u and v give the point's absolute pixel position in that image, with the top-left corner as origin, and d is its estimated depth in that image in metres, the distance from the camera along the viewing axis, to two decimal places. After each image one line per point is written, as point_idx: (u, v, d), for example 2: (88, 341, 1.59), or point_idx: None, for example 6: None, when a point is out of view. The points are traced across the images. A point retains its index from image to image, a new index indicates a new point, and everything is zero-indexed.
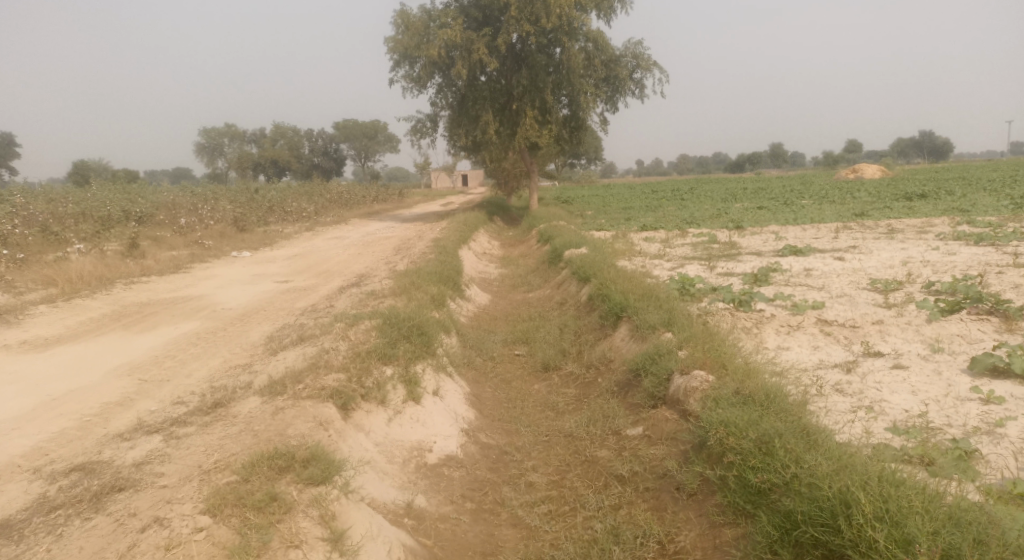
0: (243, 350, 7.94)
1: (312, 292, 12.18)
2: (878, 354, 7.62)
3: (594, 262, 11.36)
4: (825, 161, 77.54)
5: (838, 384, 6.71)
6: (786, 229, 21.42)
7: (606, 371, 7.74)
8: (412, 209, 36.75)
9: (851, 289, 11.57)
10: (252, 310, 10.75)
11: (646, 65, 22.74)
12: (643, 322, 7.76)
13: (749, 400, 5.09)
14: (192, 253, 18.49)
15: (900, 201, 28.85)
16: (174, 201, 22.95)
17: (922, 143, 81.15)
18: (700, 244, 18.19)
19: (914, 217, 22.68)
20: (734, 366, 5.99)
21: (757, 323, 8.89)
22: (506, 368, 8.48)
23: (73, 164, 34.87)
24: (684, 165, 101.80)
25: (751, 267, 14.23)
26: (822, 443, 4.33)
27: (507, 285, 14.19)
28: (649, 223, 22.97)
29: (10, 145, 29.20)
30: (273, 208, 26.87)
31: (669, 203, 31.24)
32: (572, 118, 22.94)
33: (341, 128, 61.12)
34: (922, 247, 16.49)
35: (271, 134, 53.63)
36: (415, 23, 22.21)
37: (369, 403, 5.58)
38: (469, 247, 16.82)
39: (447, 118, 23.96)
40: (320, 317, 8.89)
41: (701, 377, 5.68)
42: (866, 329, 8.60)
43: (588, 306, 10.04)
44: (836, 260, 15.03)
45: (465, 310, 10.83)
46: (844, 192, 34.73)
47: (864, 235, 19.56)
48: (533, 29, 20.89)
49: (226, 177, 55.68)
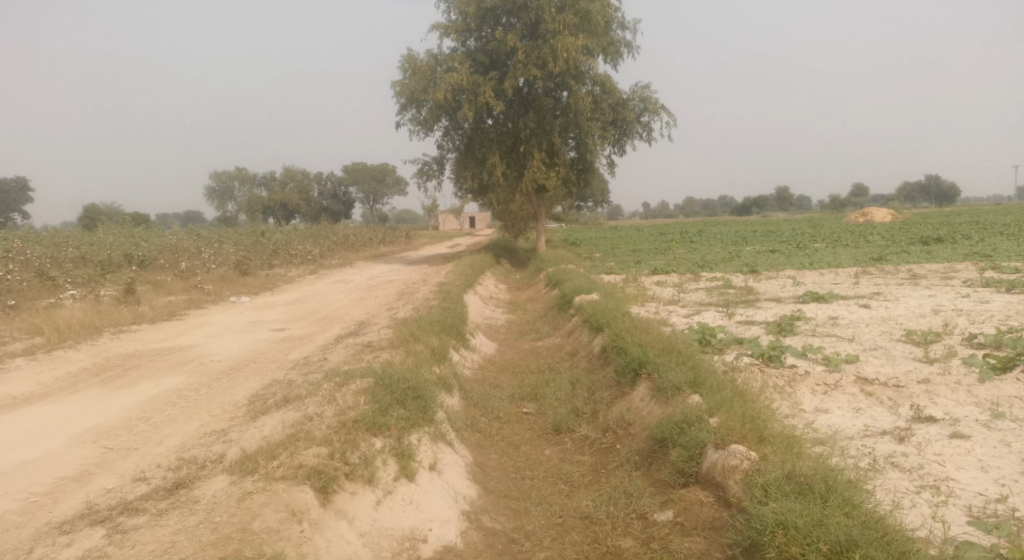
0: (224, 412, 7.17)
1: (308, 343, 11.43)
2: (930, 420, 6.85)
3: (608, 311, 10.60)
4: (833, 203, 77.10)
5: (892, 457, 5.90)
6: (804, 274, 20.66)
7: (626, 436, 6.94)
8: (419, 252, 36.13)
9: (884, 340, 10.76)
10: (242, 363, 9.99)
11: (655, 108, 22.32)
12: (665, 382, 6.97)
13: (806, 490, 4.32)
14: (190, 299, 17.84)
15: (917, 246, 28.11)
16: (176, 244, 22.44)
17: (930, 186, 80.67)
18: (716, 290, 17.44)
19: (936, 263, 21.91)
20: (779, 442, 5.19)
21: (791, 382, 8.08)
22: (513, 431, 7.66)
23: (83, 207, 34.64)
24: (691, 209, 101.60)
25: (773, 315, 13.47)
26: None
27: (515, 333, 13.41)
28: (661, 267, 22.27)
29: (23, 188, 29.00)
30: (277, 251, 26.31)
31: (680, 246, 30.58)
32: (579, 161, 22.46)
33: (350, 172, 61.11)
34: (951, 294, 15.69)
35: (280, 177, 53.54)
36: (422, 67, 21.89)
37: (355, 484, 4.79)
38: (475, 293, 16.10)
39: (454, 161, 23.51)
40: (311, 373, 8.12)
41: (741, 453, 4.89)
42: (912, 389, 7.78)
43: (601, 359, 9.25)
44: (862, 308, 14.25)
45: (470, 362, 10.07)
46: (858, 234, 33.98)
47: (887, 281, 18.77)
48: (540, 72, 20.51)
49: (235, 220, 55.48)
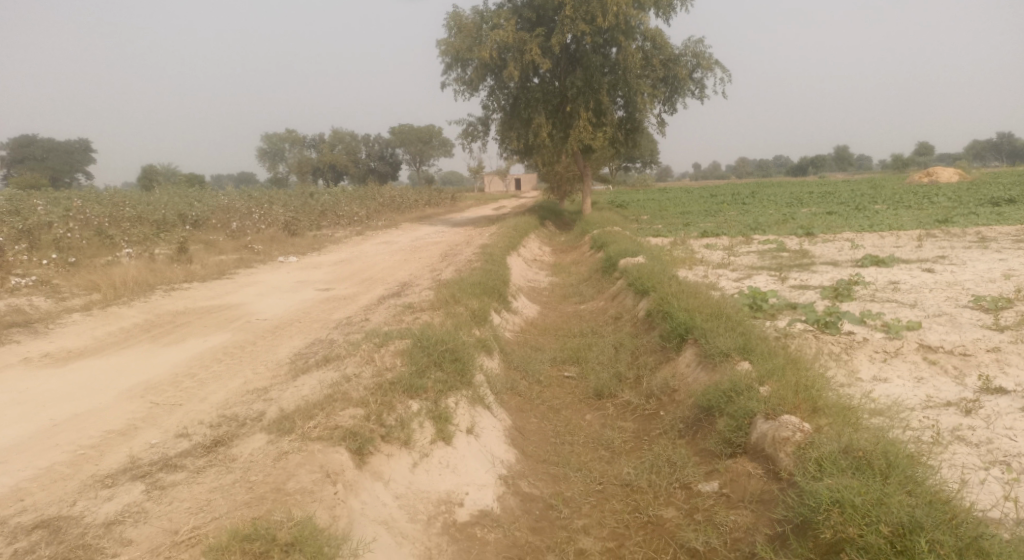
0: (266, 371, 7.18)
1: (352, 303, 11.44)
2: (1000, 391, 6.50)
3: (654, 274, 10.31)
4: (894, 164, 74.04)
5: (957, 431, 5.57)
6: (862, 237, 19.86)
7: (670, 403, 6.74)
8: (465, 214, 36.02)
9: (948, 306, 10.22)
10: (286, 322, 10.03)
11: (708, 64, 21.51)
12: (713, 347, 6.72)
13: (864, 466, 4.08)
14: (239, 258, 18.09)
15: (984, 208, 26.80)
16: (227, 205, 22.76)
17: (999, 145, 76.75)
18: (768, 253, 16.89)
19: (1006, 225, 20.80)
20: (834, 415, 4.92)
21: (847, 349, 7.71)
22: (554, 395, 7.51)
23: (141, 169, 35.44)
24: (744, 170, 99.01)
25: (828, 279, 12.96)
26: (983, 549, 3.42)
27: (559, 296, 13.20)
28: (711, 229, 21.70)
29: (86, 150, 29.75)
30: (325, 212, 26.47)
31: (731, 208, 29.81)
32: (628, 120, 21.88)
33: (397, 133, 61.11)
34: (1022, 259, 14.88)
35: (329, 139, 53.88)
36: (468, 25, 21.46)
37: (390, 446, 4.71)
38: (519, 255, 15.92)
39: (500, 121, 23.13)
40: (352, 333, 8.08)
41: (793, 424, 4.65)
42: (979, 359, 7.35)
43: (646, 323, 9.01)
44: (924, 273, 13.61)
45: (512, 324, 9.93)
46: (920, 196, 32.59)
47: (952, 244, 17.90)
48: (589, 27, 19.89)
49: (286, 181, 56.20)
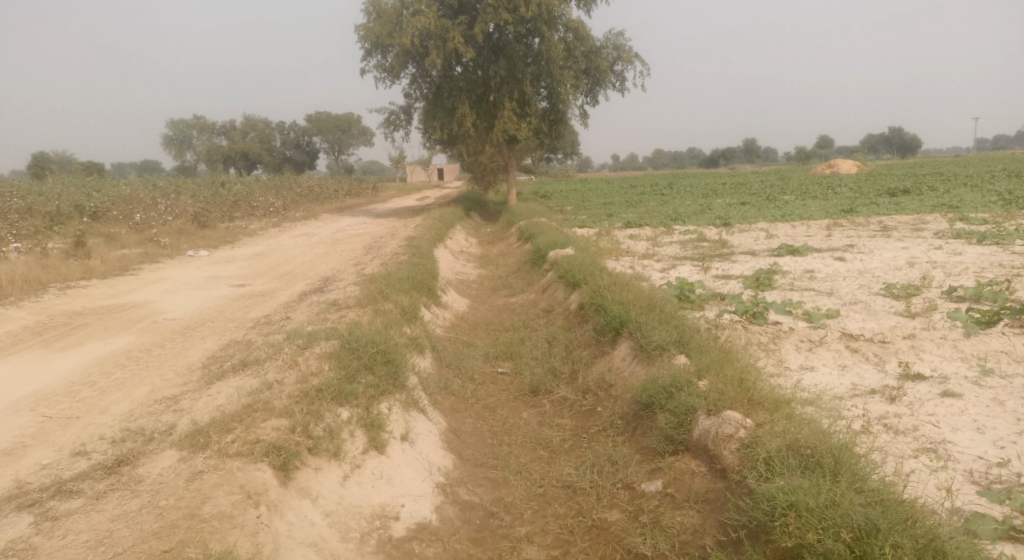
0: (177, 377, 6.66)
1: (269, 300, 10.87)
2: (919, 377, 6.64)
3: (584, 266, 10.22)
4: (799, 155, 77.31)
5: (885, 418, 5.62)
6: (776, 227, 20.49)
7: (608, 399, 6.64)
8: (385, 204, 35.27)
9: (863, 294, 10.56)
10: (197, 322, 9.41)
11: (628, 57, 21.71)
12: (648, 341, 6.66)
13: (813, 465, 4.07)
14: (144, 253, 17.01)
15: (884, 197, 28.20)
16: (131, 194, 21.42)
17: (892, 138, 81.18)
18: (689, 243, 17.15)
19: (905, 214, 21.88)
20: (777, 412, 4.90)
21: (775, 338, 7.81)
22: (488, 393, 7.30)
23: (33, 156, 33.02)
24: (659, 161, 101.35)
25: (749, 268, 13.24)
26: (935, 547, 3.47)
27: (487, 289, 12.98)
28: (633, 220, 21.93)
29: None
30: (238, 203, 25.30)
31: (650, 198, 30.30)
32: (551, 111, 21.82)
33: (313, 121, 59.37)
34: (923, 246, 15.64)
35: (241, 127, 51.76)
36: (388, 10, 20.86)
37: (319, 458, 4.38)
38: (445, 246, 15.61)
39: (422, 110, 22.65)
40: (271, 334, 7.61)
41: (736, 421, 4.62)
42: (897, 346, 7.56)
43: (578, 316, 8.91)
44: (836, 261, 14.10)
45: (442, 319, 9.65)
46: (825, 187, 34.02)
47: (859, 233, 18.66)
48: (511, 17, 19.67)
49: (195, 170, 53.68)
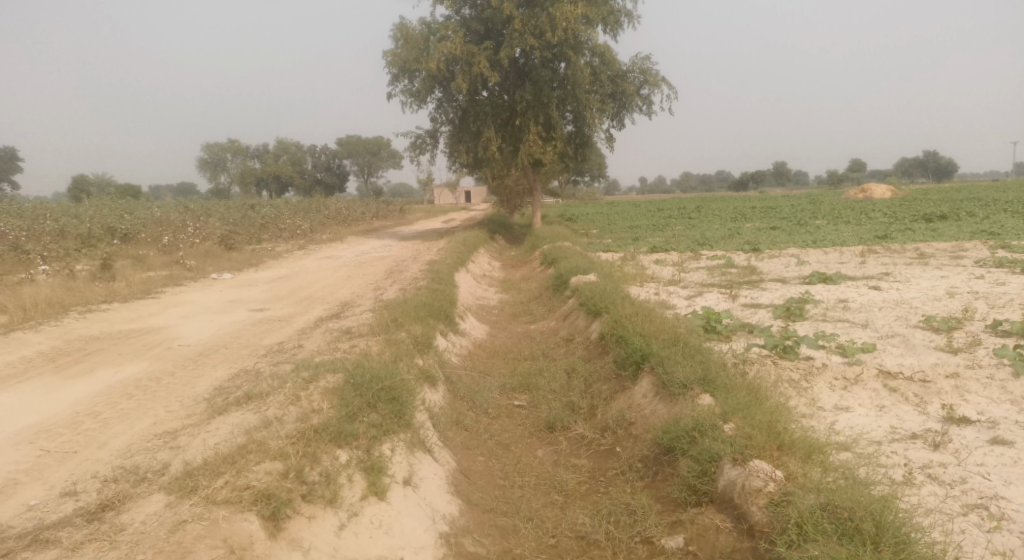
0: (180, 410, 6.45)
1: (285, 326, 10.69)
2: (965, 421, 6.20)
3: (606, 294, 9.88)
4: (830, 179, 76.23)
5: (928, 468, 5.21)
6: (807, 253, 19.94)
7: (628, 438, 6.29)
8: (412, 227, 35.23)
9: (900, 327, 10.06)
10: (211, 348, 9.24)
11: (655, 81, 21.47)
12: (671, 378, 6.30)
13: (855, 536, 3.83)
14: (169, 275, 17.02)
15: (919, 223, 27.47)
16: (161, 216, 21.57)
17: (926, 162, 79.65)
18: (717, 269, 16.72)
19: (942, 241, 21.19)
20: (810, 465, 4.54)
21: (807, 375, 7.38)
22: (502, 428, 6.98)
23: (70, 178, 33.64)
24: (689, 185, 100.78)
25: (779, 296, 12.79)
26: None
27: (508, 315, 12.68)
28: (660, 244, 21.54)
29: (10, 159, 28.00)
30: (265, 225, 25.38)
31: (678, 222, 29.89)
32: (577, 134, 21.63)
33: (344, 144, 59.97)
34: (963, 275, 15.04)
35: (273, 150, 52.39)
36: (415, 35, 20.88)
37: (313, 507, 4.12)
38: (468, 271, 15.37)
39: (448, 133, 22.57)
40: (281, 363, 7.39)
41: (766, 474, 4.33)
42: (939, 385, 7.07)
43: (599, 347, 8.56)
44: (871, 290, 13.58)
45: (459, 348, 9.37)
46: (857, 212, 33.35)
47: (894, 261, 18.05)
48: (538, 42, 19.58)
49: (229, 193, 54.38)
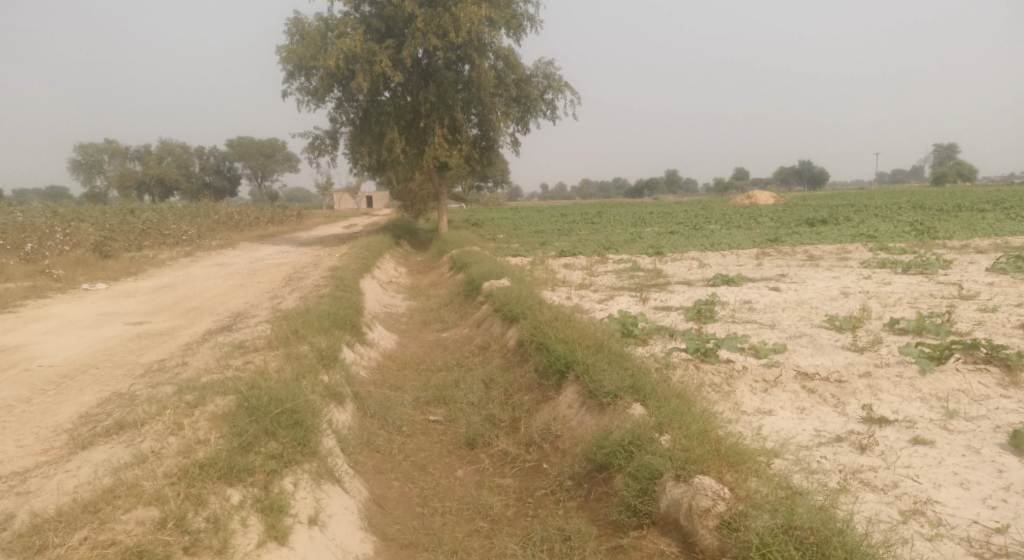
0: (35, 446, 5.52)
1: (167, 340, 9.69)
2: (886, 421, 6.17)
3: (521, 299, 9.48)
4: (717, 187, 79.52)
5: (861, 473, 5.09)
6: (707, 256, 20.35)
7: (555, 453, 5.91)
8: (310, 232, 33.80)
9: (806, 327, 10.18)
10: (78, 369, 8.16)
11: (558, 85, 21.41)
12: (599, 387, 5.95)
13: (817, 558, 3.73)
14: (32, 286, 15.33)
15: (805, 227, 28.82)
16: (25, 221, 19.55)
17: (802, 171, 84.41)
18: (624, 272, 16.71)
19: (828, 243, 22.18)
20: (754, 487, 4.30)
21: (728, 379, 7.22)
22: (417, 447, 6.45)
23: None
24: (586, 192, 102.82)
25: (687, 298, 12.83)
26: None
27: (416, 323, 12.07)
28: (565, 248, 21.47)
29: None
30: (146, 231, 23.54)
31: (581, 227, 30.06)
32: (482, 138, 21.25)
33: (235, 147, 57.17)
34: (853, 276, 15.65)
35: (156, 151, 49.19)
36: (311, 31, 19.93)
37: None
38: (371, 276, 14.64)
39: (348, 135, 21.67)
40: (161, 385, 6.53)
41: (714, 493, 4.22)
42: (854, 385, 7.06)
43: (516, 355, 8.13)
44: (773, 291, 13.87)
45: (365, 359, 8.72)
46: (747, 217, 34.65)
47: (788, 263, 18.65)
48: (441, 42, 19.07)
49: (106, 197, 50.67)
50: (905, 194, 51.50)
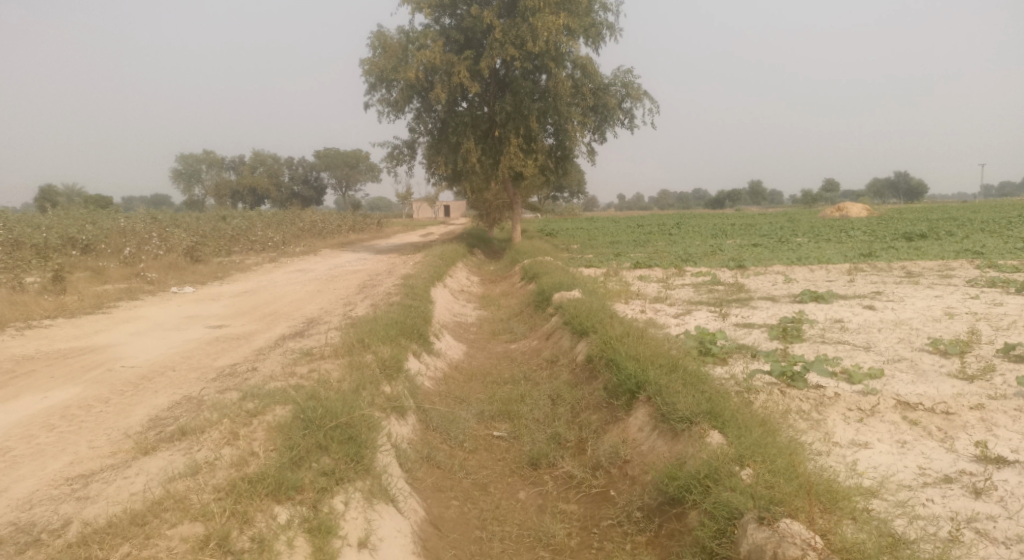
0: (104, 448, 5.54)
1: (243, 345, 9.80)
2: (1002, 460, 5.51)
3: (593, 312, 9.12)
4: (804, 199, 76.57)
5: (976, 522, 4.52)
6: (793, 270, 19.38)
7: (623, 479, 5.54)
8: (389, 240, 34.31)
9: (904, 350, 9.40)
10: (155, 371, 8.30)
11: (637, 94, 20.95)
12: (671, 410, 5.55)
13: None
14: (126, 288, 15.96)
15: (900, 242, 27.22)
16: (124, 226, 20.50)
17: (897, 183, 80.26)
18: (704, 286, 16.06)
19: (928, 260, 20.79)
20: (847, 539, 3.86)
21: (818, 406, 6.64)
22: (479, 464, 6.20)
23: (39, 188, 32.32)
24: (666, 203, 101.05)
25: (772, 315, 12.15)
26: None
27: (486, 334, 11.86)
28: (643, 260, 20.94)
29: None
30: (234, 237, 24.36)
31: (660, 238, 29.31)
32: (558, 148, 21.00)
33: (322, 157, 58.98)
34: (957, 295, 14.51)
35: (249, 161, 51.24)
36: (393, 44, 20.20)
37: None
38: (444, 285, 14.56)
39: (426, 145, 21.83)
40: (228, 391, 6.52)
41: (808, 542, 3.84)
42: (964, 418, 6.37)
43: (586, 371, 7.78)
44: (866, 310, 12.99)
45: (432, 369, 8.56)
46: (837, 230, 33.05)
47: (883, 279, 17.53)
48: (519, 53, 18.95)
49: (203, 204, 53.09)
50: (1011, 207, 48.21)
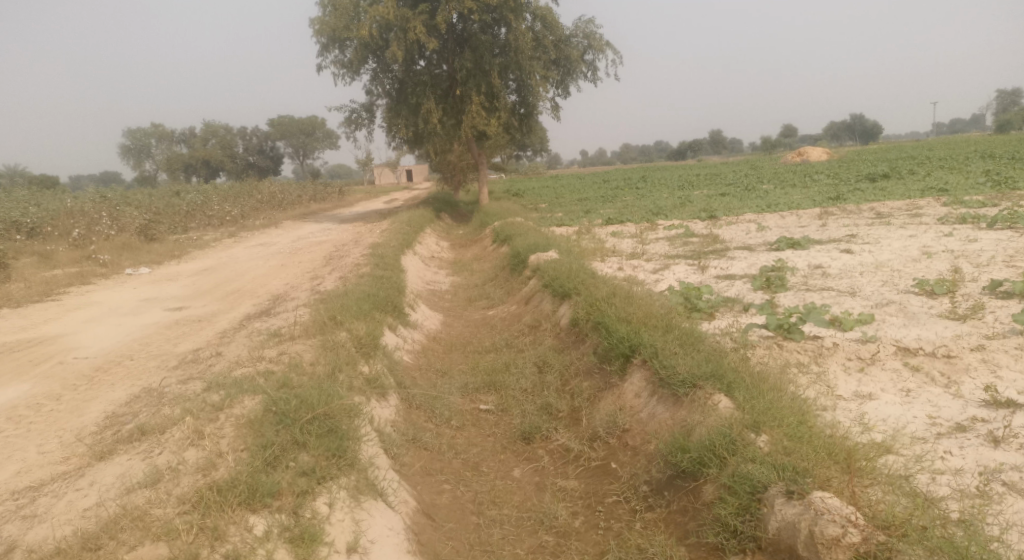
0: (56, 453, 5.02)
1: (205, 327, 9.23)
2: (1014, 405, 5.28)
3: (574, 273, 8.72)
4: (764, 145, 76.74)
5: (1003, 474, 4.28)
6: (764, 218, 19.17)
7: (624, 450, 5.23)
8: (352, 209, 33.43)
9: (891, 292, 9.19)
10: (111, 361, 7.71)
11: (599, 45, 20.35)
12: (672, 375, 5.22)
13: None
14: (77, 272, 15.11)
15: (865, 183, 27.24)
16: (72, 207, 19.47)
17: (853, 125, 80.71)
18: (678, 239, 15.77)
19: (895, 199, 20.76)
20: (885, 510, 3.65)
21: (817, 359, 6.37)
22: (470, 442, 5.82)
23: None
24: (628, 156, 100.68)
25: (751, 265, 11.88)
26: None
27: (461, 301, 11.43)
28: (613, 215, 20.57)
29: None
30: (190, 214, 23.39)
31: (627, 192, 28.96)
32: (521, 105, 20.36)
33: (276, 126, 57.21)
34: (931, 233, 14.40)
35: (201, 133, 49.48)
36: (343, 2, 19.24)
37: None
38: (414, 252, 14.04)
39: (384, 108, 21.01)
40: (191, 381, 6.01)
41: (844, 518, 3.62)
42: (967, 361, 6.14)
43: (571, 334, 7.40)
44: (844, 253, 12.81)
45: (410, 342, 8.12)
46: (802, 175, 33.00)
47: (855, 221, 17.41)
48: (475, 5, 18.16)
49: (155, 180, 51.25)
50: (965, 143, 48.76)
